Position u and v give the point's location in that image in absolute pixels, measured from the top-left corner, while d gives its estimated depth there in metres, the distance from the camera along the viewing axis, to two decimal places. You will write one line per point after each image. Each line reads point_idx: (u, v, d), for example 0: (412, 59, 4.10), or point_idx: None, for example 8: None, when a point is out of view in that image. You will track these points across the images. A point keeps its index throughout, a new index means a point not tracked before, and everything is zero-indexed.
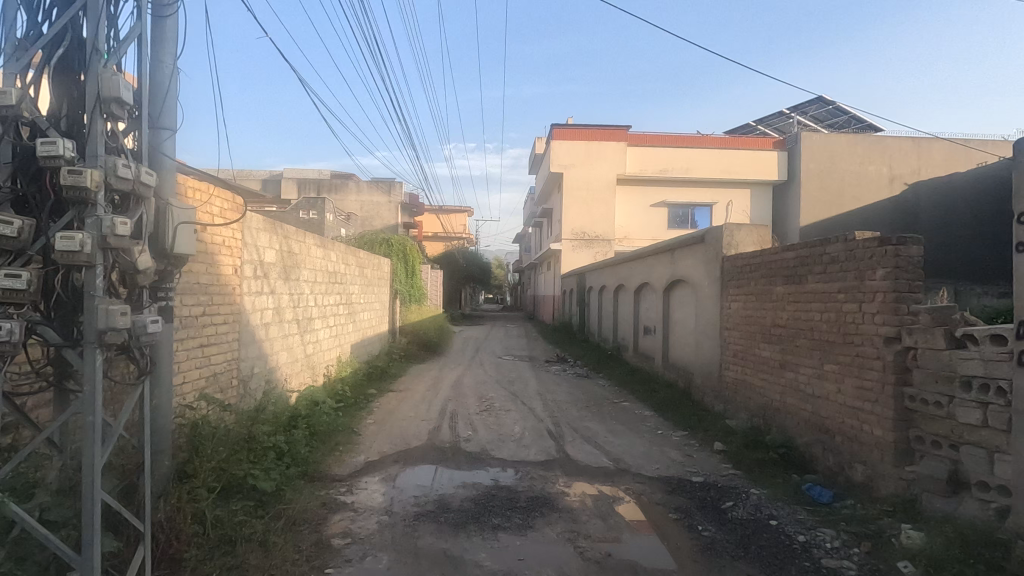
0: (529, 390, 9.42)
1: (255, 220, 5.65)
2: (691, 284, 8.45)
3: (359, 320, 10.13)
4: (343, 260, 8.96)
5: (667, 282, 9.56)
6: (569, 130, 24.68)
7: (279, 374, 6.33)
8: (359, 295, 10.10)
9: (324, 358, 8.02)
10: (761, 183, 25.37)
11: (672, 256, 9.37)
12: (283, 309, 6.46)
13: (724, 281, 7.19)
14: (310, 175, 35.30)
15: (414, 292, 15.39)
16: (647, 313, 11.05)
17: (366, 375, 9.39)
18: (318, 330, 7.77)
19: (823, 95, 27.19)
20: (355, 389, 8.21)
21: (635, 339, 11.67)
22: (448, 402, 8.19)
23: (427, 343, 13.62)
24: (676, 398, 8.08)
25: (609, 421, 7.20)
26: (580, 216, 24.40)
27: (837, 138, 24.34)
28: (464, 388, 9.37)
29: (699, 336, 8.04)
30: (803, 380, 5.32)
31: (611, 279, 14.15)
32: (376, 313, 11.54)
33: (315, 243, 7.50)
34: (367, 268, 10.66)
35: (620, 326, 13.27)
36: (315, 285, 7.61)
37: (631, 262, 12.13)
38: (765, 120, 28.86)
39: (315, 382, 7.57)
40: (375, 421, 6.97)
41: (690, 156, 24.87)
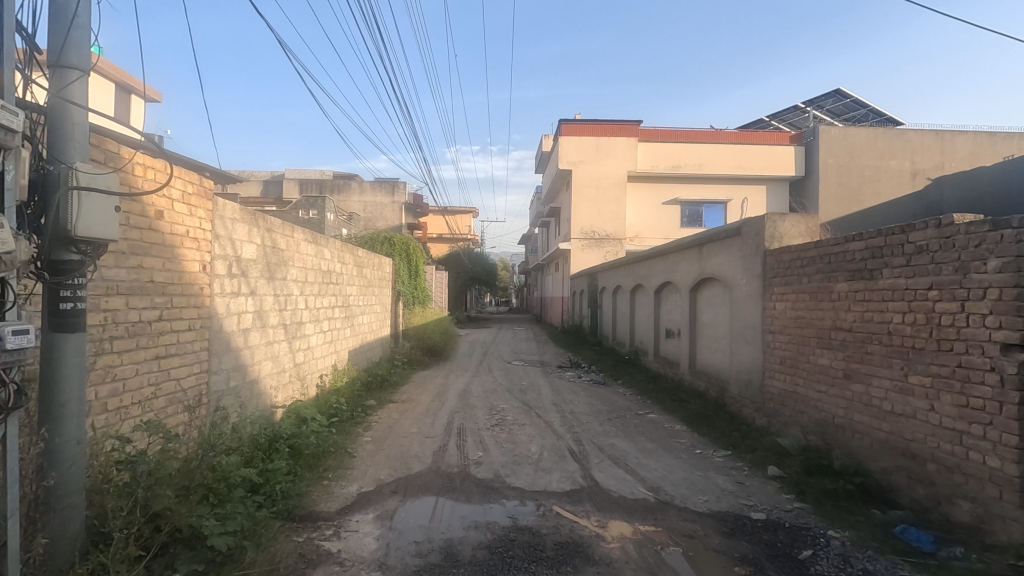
0: (544, 400, 8.58)
1: (229, 208, 4.83)
2: (724, 282, 7.59)
3: (358, 324, 9.33)
4: (339, 258, 8.14)
5: (694, 281, 8.71)
6: (578, 126, 23.80)
7: (262, 386, 5.53)
8: (357, 297, 9.30)
9: (317, 366, 7.22)
10: (777, 179, 24.46)
11: (700, 252, 8.52)
12: (266, 312, 5.66)
13: (768, 278, 6.35)
14: (312, 175, 34.63)
15: (418, 294, 14.57)
16: (669, 314, 10.22)
17: (366, 385, 8.58)
18: (309, 335, 6.95)
19: (841, 88, 26.29)
20: (352, 401, 7.40)
21: (655, 343, 10.83)
22: (454, 415, 7.38)
23: (432, 348, 12.82)
24: (709, 410, 7.22)
25: (638, 438, 6.35)
26: (589, 215, 23.56)
27: (856, 131, 23.43)
28: (473, 398, 8.54)
29: (734, 341, 7.19)
30: (879, 395, 4.47)
31: (627, 279, 13.32)
32: (376, 316, 10.74)
33: (305, 238, 6.68)
34: (366, 267, 9.85)
35: (637, 328, 12.43)
36: (307, 285, 6.81)
37: (650, 260, 11.29)
38: (780, 115, 27.96)
39: (306, 395, 6.76)
40: (372, 439, 6.15)
41: (704, 151, 23.97)
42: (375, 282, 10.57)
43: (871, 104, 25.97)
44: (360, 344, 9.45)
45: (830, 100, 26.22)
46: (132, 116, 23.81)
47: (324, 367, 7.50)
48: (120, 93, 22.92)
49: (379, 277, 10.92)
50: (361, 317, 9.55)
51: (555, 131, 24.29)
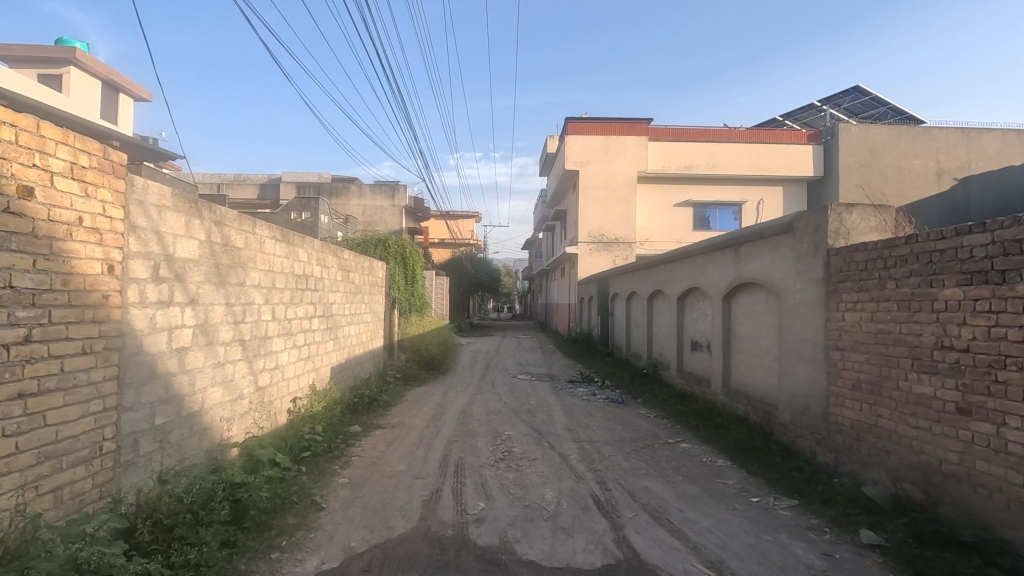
0: (557, 425, 7.43)
1: (153, 191, 3.67)
2: (770, 288, 6.44)
3: (342, 336, 8.18)
4: (317, 261, 6.96)
5: (729, 286, 7.56)
6: (586, 124, 22.65)
7: (207, 419, 4.39)
8: (343, 306, 8.18)
9: (288, 388, 6.07)
10: (794, 179, 23.31)
11: (737, 253, 7.36)
12: (217, 327, 4.53)
13: (833, 284, 5.20)
14: (310, 178, 33.65)
15: (415, 301, 13.42)
16: (696, 325, 9.06)
17: (350, 408, 7.43)
18: (277, 351, 5.80)
19: (859, 85, 25.15)
20: (330, 430, 6.25)
21: (679, 357, 9.69)
22: (452, 446, 6.24)
23: (431, 361, 11.66)
24: (757, 440, 6.04)
25: (676, 480, 5.19)
26: (598, 217, 22.43)
27: (878, 129, 22.30)
28: (474, 423, 7.41)
29: (785, 358, 6.02)
30: (1020, 443, 3.31)
31: (643, 285, 12.17)
32: (366, 326, 9.59)
33: (271, 234, 5.54)
34: (353, 271, 8.69)
35: (656, 339, 11.28)
36: (274, 292, 5.68)
37: (671, 264, 10.14)
38: (796, 113, 26.82)
39: (273, 425, 5.61)
40: (350, 482, 5.03)
41: (718, 150, 22.83)
42: (364, 288, 9.42)
43: (891, 101, 24.83)
44: (346, 359, 8.30)
45: (848, 97, 25.09)
46: (121, 116, 22.84)
47: (297, 388, 6.34)
48: (108, 91, 21.97)
49: (370, 283, 9.78)
50: (347, 328, 8.39)
51: (562, 130, 23.16)
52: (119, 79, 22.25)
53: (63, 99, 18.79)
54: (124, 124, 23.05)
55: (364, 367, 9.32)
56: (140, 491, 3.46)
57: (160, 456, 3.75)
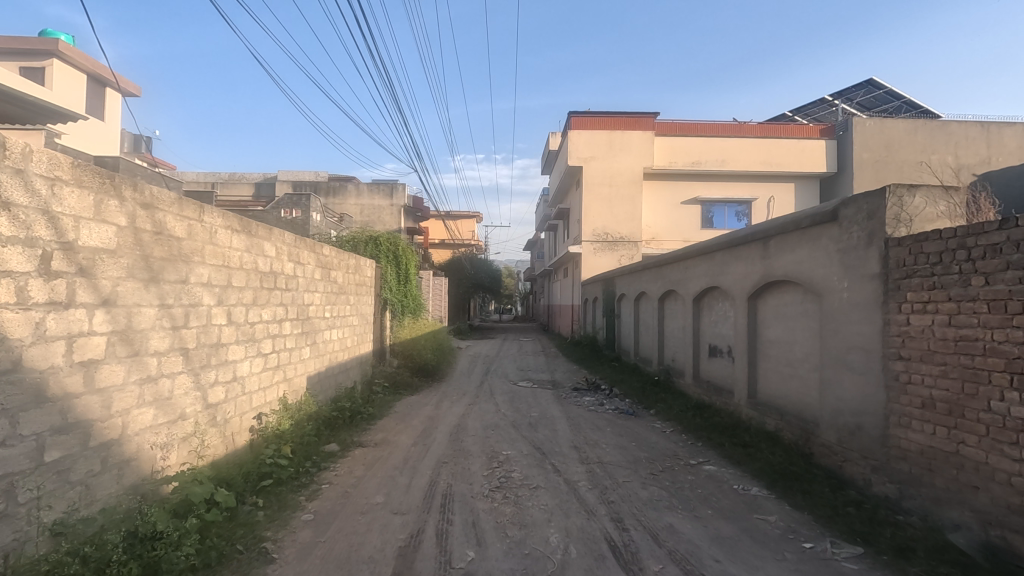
0: (562, 442, 6.58)
1: (41, 158, 2.83)
2: (808, 287, 5.58)
3: (322, 340, 7.34)
4: (288, 255, 6.11)
5: (755, 286, 6.71)
6: (589, 119, 21.77)
7: (131, 449, 3.53)
8: (322, 308, 7.33)
9: (250, 404, 5.22)
10: (806, 176, 22.44)
11: (765, 248, 6.51)
12: (148, 334, 3.70)
13: (894, 281, 4.36)
14: (306, 177, 32.86)
15: (408, 302, 12.54)
16: (714, 328, 8.22)
17: (325, 423, 6.57)
18: (235, 360, 4.96)
19: (873, 78, 24.28)
20: (299, 452, 5.40)
21: (694, 363, 8.85)
22: (441, 470, 5.39)
23: (424, 368, 10.82)
24: (796, 464, 5.18)
25: (706, 516, 4.33)
26: (602, 215, 21.58)
27: (894, 124, 21.43)
28: (469, 440, 6.56)
29: (829, 368, 5.17)
30: None
31: (653, 285, 11.32)
32: (352, 330, 8.75)
33: (224, 223, 4.70)
34: (335, 269, 7.84)
35: (668, 344, 10.44)
36: (231, 291, 4.83)
37: (686, 262, 9.29)
38: (807, 108, 25.94)
39: (227, 449, 4.76)
40: (315, 519, 4.18)
41: (727, 146, 22.00)
42: (349, 289, 8.57)
43: (906, 95, 23.95)
44: (326, 366, 7.45)
45: (862, 91, 24.22)
46: (107, 111, 22.08)
47: (263, 402, 5.50)
48: (94, 86, 21.23)
49: (356, 282, 8.94)
50: (327, 332, 7.56)
51: (564, 125, 22.32)
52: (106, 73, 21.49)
53: (45, 93, 18.07)
54: (111, 119, 22.26)
55: (349, 374, 8.47)
56: (11, 555, 2.59)
57: (53, 503, 2.89)
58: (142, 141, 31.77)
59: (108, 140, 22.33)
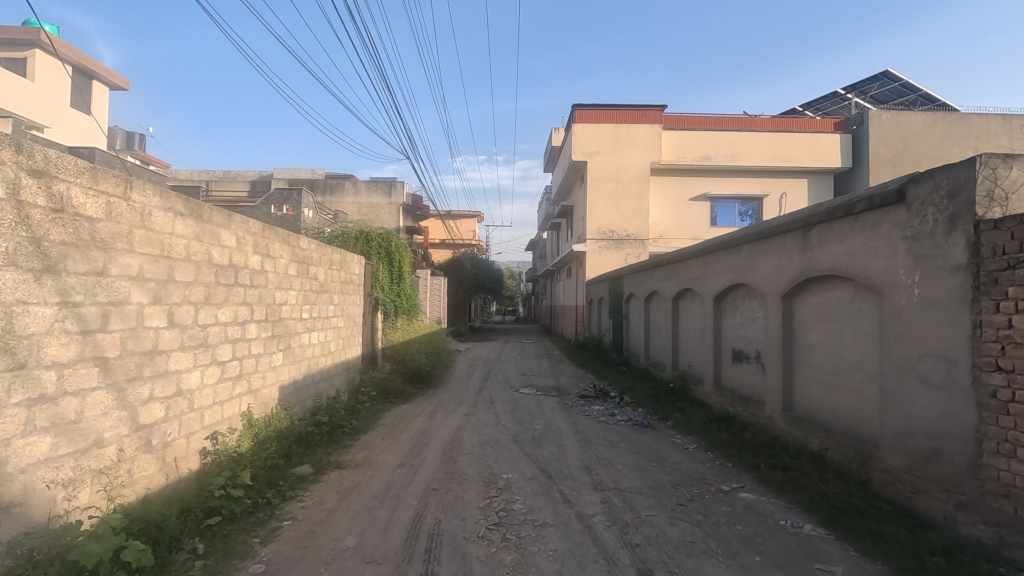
0: (571, 462, 5.73)
1: None
2: (864, 283, 4.72)
3: (297, 345, 6.48)
4: (252, 245, 5.25)
5: (792, 282, 5.86)
6: (594, 111, 20.91)
7: (15, 491, 2.69)
8: (299, 308, 6.49)
9: (201, 422, 4.37)
10: (820, 171, 21.55)
11: (804, 238, 5.66)
12: (39, 341, 2.84)
13: (988, 273, 3.50)
14: (303, 174, 32.08)
15: (402, 303, 11.66)
16: (739, 331, 7.38)
17: (298, 440, 5.72)
18: (179, 370, 4.10)
19: (888, 71, 23.43)
20: (261, 478, 4.55)
21: (716, 369, 8.00)
22: (429, 500, 4.53)
23: (418, 373, 9.96)
24: (854, 494, 4.32)
25: (756, 567, 3.46)
26: (607, 212, 20.73)
27: (912, 117, 20.57)
28: (464, 460, 5.70)
29: (894, 380, 4.31)
30: None
31: (666, 283, 10.48)
32: (336, 333, 7.91)
33: (161, 204, 3.84)
34: (315, 264, 6.99)
35: (683, 348, 9.60)
36: (173, 287, 3.97)
37: (705, 257, 8.45)
38: (819, 102, 25.08)
39: (166, 480, 3.90)
40: (267, 570, 3.33)
41: (737, 140, 21.14)
42: (332, 287, 7.72)
43: (922, 88, 23.09)
44: (302, 374, 6.60)
45: (876, 83, 23.38)
46: (95, 105, 21.35)
47: (219, 419, 4.64)
48: (80, 79, 20.48)
49: (341, 280, 8.10)
50: (305, 335, 6.70)
51: (567, 119, 21.47)
52: (93, 65, 20.75)
53: (26, 84, 17.33)
54: (98, 113, 21.49)
55: (332, 383, 7.63)
56: None
57: None
58: (135, 139, 31.06)
59: (96, 135, 21.58)
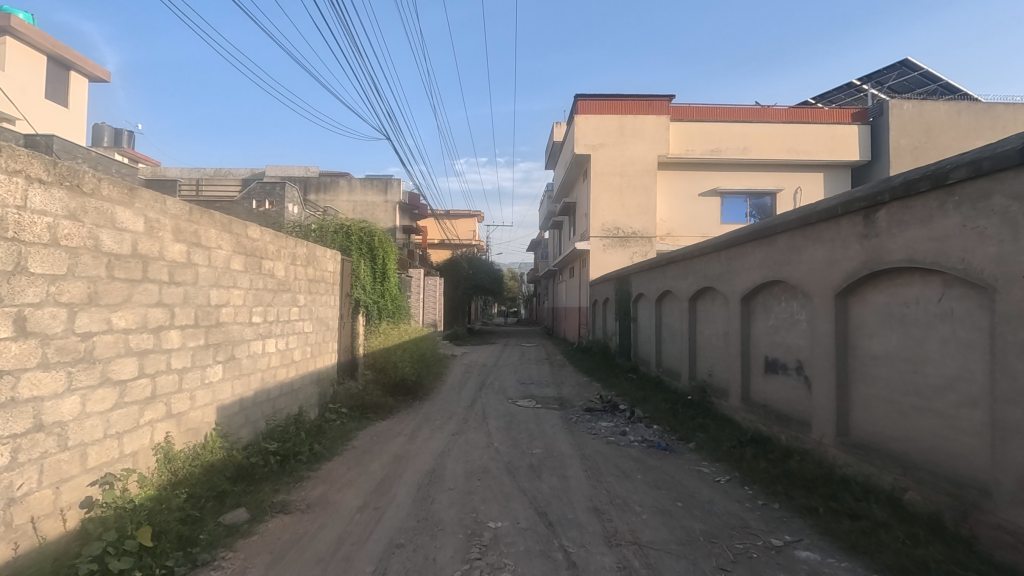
0: (576, 502, 4.60)
1: None
2: (963, 277, 3.59)
3: (246, 355, 5.38)
4: (174, 232, 4.14)
5: (850, 278, 4.74)
6: (597, 102, 19.78)
7: None
8: (247, 311, 5.38)
9: (79, 465, 3.23)
10: (837, 164, 20.38)
11: (867, 223, 4.53)
12: None
13: None
14: (297, 171, 30.99)
15: (386, 304, 10.49)
16: (774, 336, 6.27)
17: (237, 476, 4.59)
18: (42, 397, 2.98)
19: (907, 59, 22.28)
20: (167, 536, 3.42)
21: (745, 382, 6.87)
22: (389, 567, 3.39)
23: (402, 384, 8.83)
24: (961, 562, 3.18)
25: None
26: (612, 208, 19.59)
27: (934, 107, 19.39)
28: (443, 500, 4.56)
29: (1015, 407, 3.19)
30: None
31: (681, 282, 9.37)
32: (302, 340, 6.80)
33: (1, 164, 2.72)
34: (270, 257, 5.87)
35: (702, 354, 8.49)
36: (23, 282, 2.84)
37: (730, 251, 7.32)
38: (833, 93, 23.92)
39: (10, 553, 2.78)
40: None
41: (749, 132, 19.99)
42: (296, 286, 6.62)
43: (942, 77, 21.94)
44: (253, 390, 5.49)
45: (894, 73, 22.24)
46: (73, 98, 20.28)
47: (112, 457, 3.51)
48: (56, 69, 19.44)
49: (308, 278, 6.99)
50: (257, 343, 5.60)
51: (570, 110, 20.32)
52: (70, 54, 19.70)
53: None
54: (75, 104, 20.36)
55: (295, 399, 6.52)
56: None
57: None
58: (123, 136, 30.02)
59: (74, 129, 20.53)
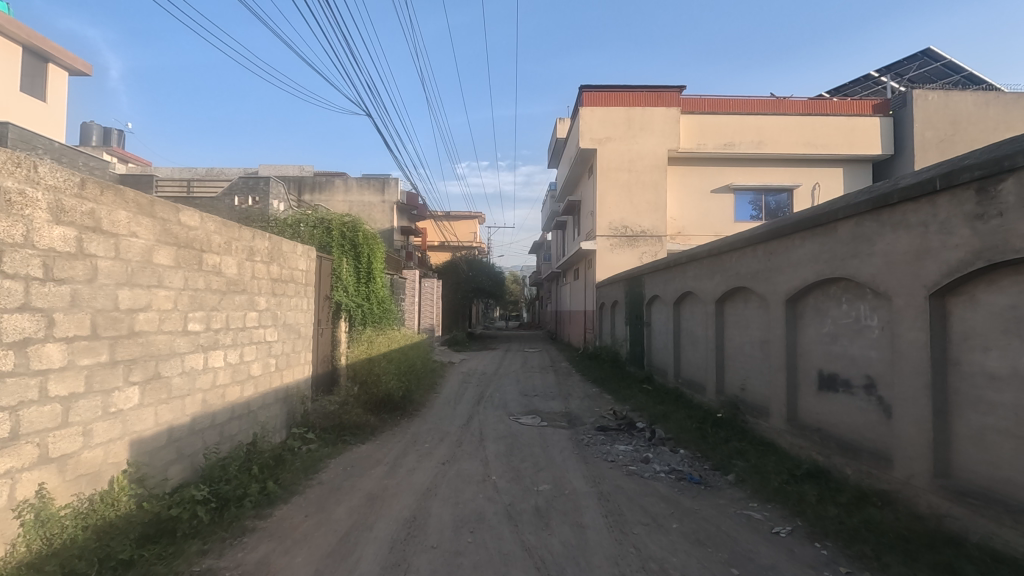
0: (598, 567, 3.48)
1: None
2: None
3: (179, 372, 4.26)
4: (52, 214, 3.04)
5: (954, 273, 3.63)
6: (603, 93, 18.70)
7: None
8: (181, 318, 4.27)
9: None
10: (857, 159, 19.24)
11: (984, 200, 3.42)
12: None
13: None
14: (291, 171, 29.92)
15: (371, 309, 9.36)
16: (832, 346, 5.15)
17: (151, 536, 3.49)
18: None
19: (929, 49, 21.17)
20: None
21: (791, 400, 5.75)
22: None
23: (388, 400, 7.69)
24: None
25: None
26: (620, 205, 18.49)
27: (961, 97, 18.28)
28: (423, 567, 3.43)
29: None
30: None
31: (705, 283, 8.24)
32: (262, 351, 5.70)
33: None
34: (216, 252, 4.78)
35: (733, 364, 7.37)
36: None
37: (770, 245, 6.21)
38: (849, 86, 22.81)
39: None
40: None
41: (764, 125, 18.90)
42: (253, 287, 5.52)
43: (966, 68, 20.81)
44: (188, 416, 4.38)
45: (915, 63, 21.13)
46: (51, 92, 19.26)
47: None
48: (33, 61, 18.44)
49: (271, 278, 5.91)
50: (196, 357, 4.49)
51: (574, 102, 19.23)
52: (48, 46, 18.70)
53: None
54: (53, 99, 19.31)
55: (252, 422, 5.41)
56: None
57: None
58: (112, 136, 29.09)
59: (52, 124, 19.49)
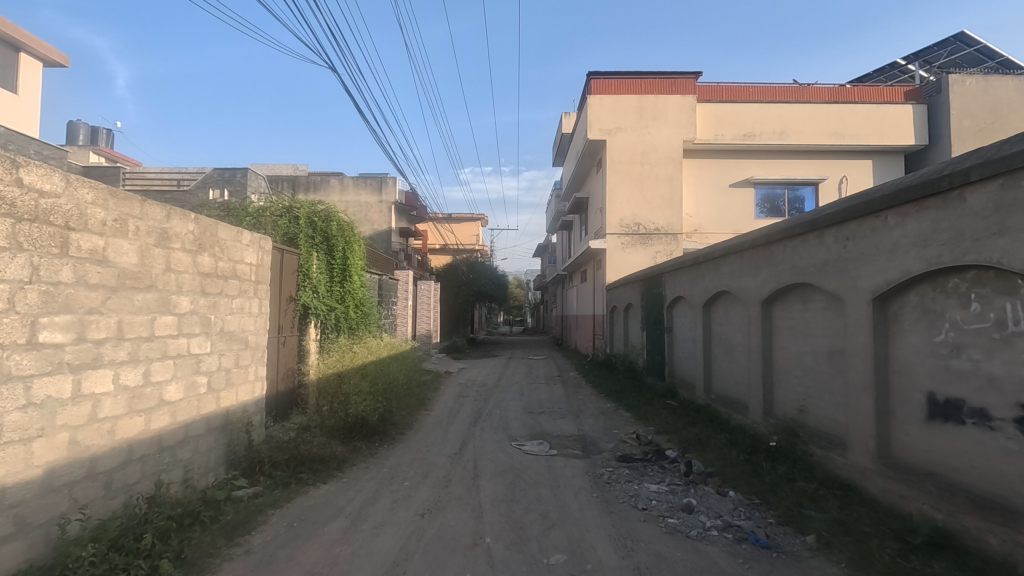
0: None
1: None
2: None
3: (18, 407, 2.87)
4: None
5: None
6: (612, 81, 17.45)
7: None
8: (20, 323, 2.87)
9: None
10: (888, 150, 17.81)
11: None
12: None
13: None
14: (284, 170, 28.68)
15: (348, 315, 8.01)
16: (953, 361, 3.73)
17: None
18: None
19: (961, 33, 19.75)
20: None
21: (882, 432, 4.33)
22: None
23: (362, 424, 6.31)
24: None
25: None
26: (632, 201, 17.11)
27: (1003, 82, 16.82)
28: None
29: None
30: None
31: (747, 280, 6.81)
32: (183, 368, 4.33)
33: None
34: (97, 231, 3.40)
35: (787, 378, 5.94)
36: None
37: (846, 229, 4.80)
38: (873, 75, 21.43)
39: None
40: None
41: (788, 114, 17.51)
42: (168, 283, 4.14)
43: (1001, 53, 19.35)
44: (38, 468, 2.99)
45: (946, 49, 19.71)
46: (23, 83, 18.04)
47: None
48: (3, 49, 17.19)
49: (199, 275, 4.54)
50: (54, 382, 3.10)
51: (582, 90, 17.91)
52: (19, 34, 17.47)
53: None
54: (24, 90, 18.06)
55: (162, 465, 4.03)
56: None
57: None
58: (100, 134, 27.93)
59: (25, 118, 18.26)
